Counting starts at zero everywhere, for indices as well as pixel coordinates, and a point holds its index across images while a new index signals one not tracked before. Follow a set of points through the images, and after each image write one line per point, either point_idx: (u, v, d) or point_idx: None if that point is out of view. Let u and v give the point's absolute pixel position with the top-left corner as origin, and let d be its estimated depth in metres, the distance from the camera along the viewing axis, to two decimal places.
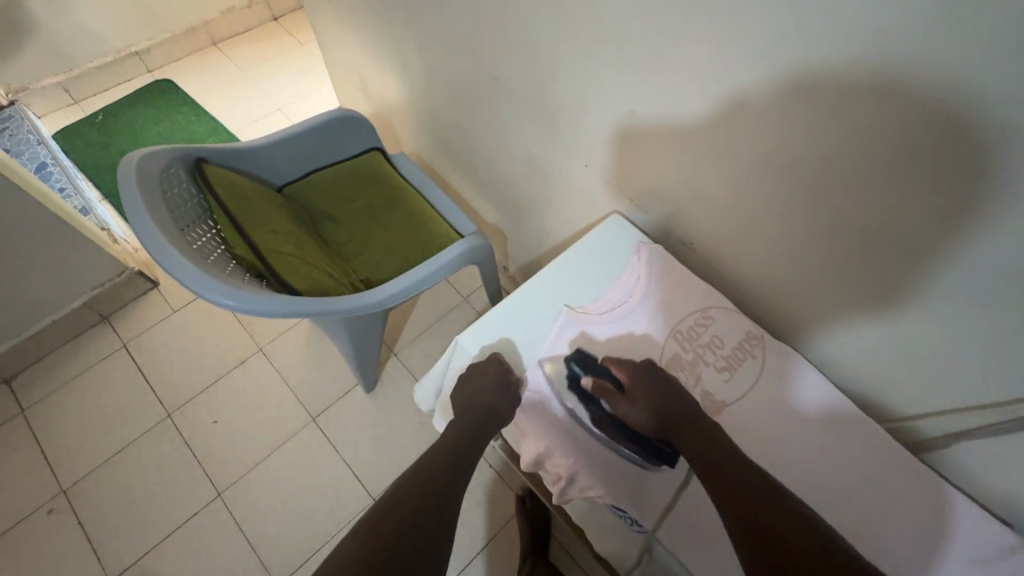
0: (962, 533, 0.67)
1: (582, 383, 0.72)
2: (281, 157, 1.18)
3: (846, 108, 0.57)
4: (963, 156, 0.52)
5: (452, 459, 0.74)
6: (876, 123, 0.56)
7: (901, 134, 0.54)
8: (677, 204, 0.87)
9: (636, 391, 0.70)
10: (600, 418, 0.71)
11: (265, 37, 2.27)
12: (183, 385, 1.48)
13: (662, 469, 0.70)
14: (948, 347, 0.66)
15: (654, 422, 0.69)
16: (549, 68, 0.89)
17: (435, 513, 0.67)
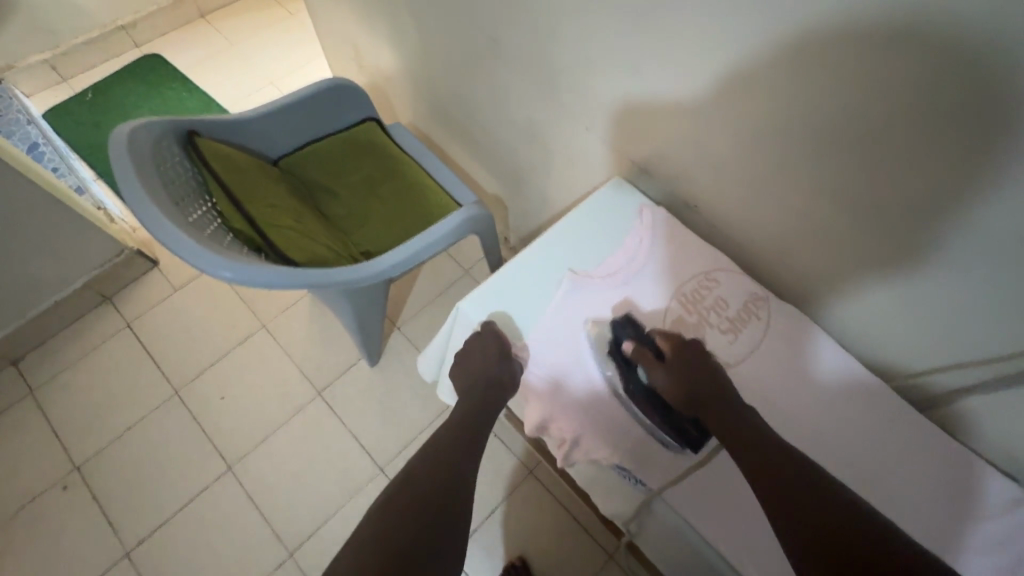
0: (965, 486, 0.68)
1: (623, 348, 0.72)
2: (274, 129, 1.15)
3: (858, 51, 0.54)
4: (987, 100, 0.49)
5: (465, 439, 0.76)
6: (892, 68, 0.52)
7: (920, 78, 0.51)
8: (679, 165, 0.85)
9: (677, 361, 0.70)
10: (633, 386, 0.71)
11: (254, 7, 2.20)
12: (189, 363, 1.49)
13: (684, 454, 0.68)
14: (957, 304, 0.64)
15: (681, 396, 0.68)
16: (546, 25, 0.85)
17: (452, 494, 0.70)
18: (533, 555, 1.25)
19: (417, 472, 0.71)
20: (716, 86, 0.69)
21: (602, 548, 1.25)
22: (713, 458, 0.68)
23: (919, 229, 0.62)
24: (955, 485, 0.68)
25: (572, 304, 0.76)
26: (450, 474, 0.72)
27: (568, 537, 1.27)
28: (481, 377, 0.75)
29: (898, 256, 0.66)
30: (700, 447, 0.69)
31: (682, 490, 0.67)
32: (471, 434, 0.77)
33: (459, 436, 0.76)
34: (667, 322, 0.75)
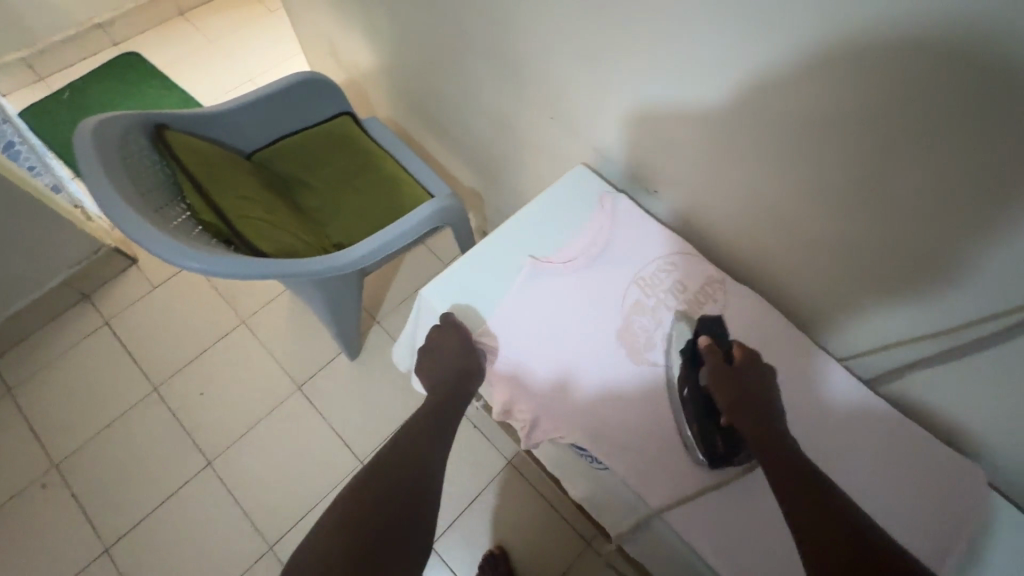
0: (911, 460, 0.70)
1: (698, 339, 0.72)
2: (246, 123, 1.16)
3: (796, 33, 0.55)
4: (910, 82, 0.50)
5: (435, 425, 0.78)
6: (825, 52, 0.54)
7: (850, 61, 0.53)
8: (635, 152, 0.86)
9: (741, 368, 0.68)
10: (691, 380, 0.70)
11: (234, 4, 2.19)
12: (168, 360, 1.49)
13: (700, 466, 0.68)
14: (894, 283, 0.67)
15: (728, 395, 0.65)
16: (509, 15, 0.86)
17: (420, 480, 0.72)
18: (512, 543, 1.27)
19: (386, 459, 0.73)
20: (668, 71, 0.70)
21: (580, 536, 1.26)
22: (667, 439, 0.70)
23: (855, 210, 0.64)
24: (900, 459, 0.70)
25: (534, 290, 0.77)
26: (418, 460, 0.74)
27: (548, 525, 1.28)
28: (449, 364, 0.75)
29: (844, 237, 0.68)
30: (716, 466, 0.67)
31: (636, 469, 0.68)
32: (442, 420, 0.78)
33: (429, 423, 0.78)
34: (627, 307, 0.77)
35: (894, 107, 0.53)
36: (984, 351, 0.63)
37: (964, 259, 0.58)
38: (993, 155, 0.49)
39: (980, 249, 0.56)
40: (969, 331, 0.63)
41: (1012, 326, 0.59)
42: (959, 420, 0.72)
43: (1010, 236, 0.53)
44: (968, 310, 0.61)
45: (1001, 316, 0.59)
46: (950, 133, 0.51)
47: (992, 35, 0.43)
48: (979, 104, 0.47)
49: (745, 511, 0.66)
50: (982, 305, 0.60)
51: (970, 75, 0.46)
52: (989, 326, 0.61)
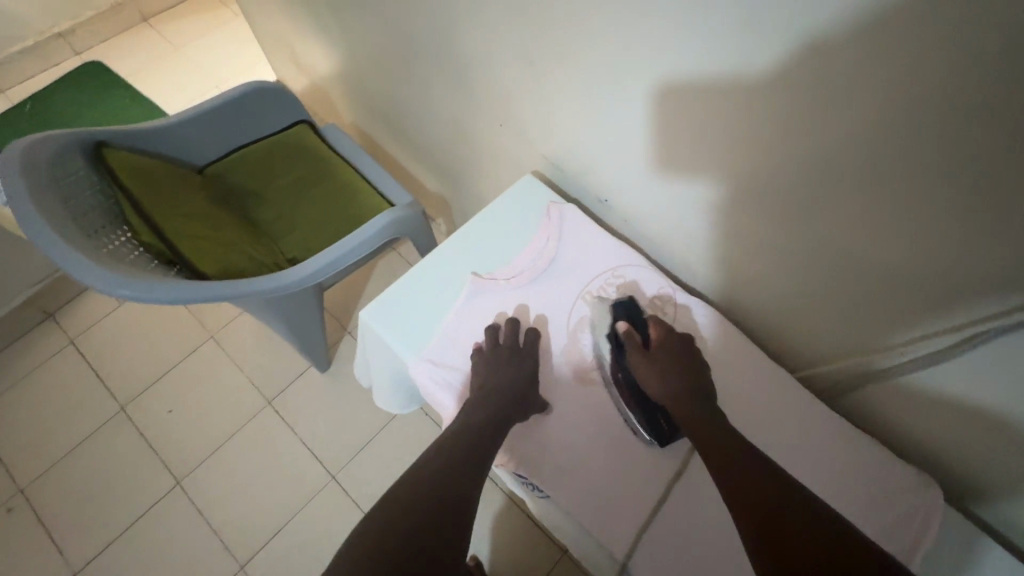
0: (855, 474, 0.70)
1: (617, 325, 0.72)
2: (195, 136, 1.12)
3: (730, 34, 0.53)
4: (844, 81, 0.49)
5: (472, 446, 0.62)
6: (759, 53, 0.52)
7: (784, 60, 0.51)
8: (586, 160, 0.84)
9: (659, 352, 0.69)
10: (619, 368, 0.71)
11: (199, 8, 2.14)
12: (135, 377, 1.46)
13: (654, 447, 0.69)
14: (850, 290, 0.64)
15: (656, 382, 0.67)
16: (452, 19, 0.84)
17: (454, 518, 0.53)
18: (485, 557, 1.24)
19: (412, 486, 0.56)
20: (612, 73, 0.68)
21: (555, 546, 1.24)
22: (609, 463, 0.69)
23: (805, 215, 0.62)
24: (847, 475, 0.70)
25: (476, 309, 0.75)
26: (451, 491, 0.56)
27: (523, 537, 1.26)
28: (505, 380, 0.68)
29: (799, 242, 0.65)
30: (667, 443, 0.68)
31: (577, 496, 0.67)
32: (481, 441, 0.63)
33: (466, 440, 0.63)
34: (573, 323, 0.76)
35: (842, 107, 0.50)
36: (954, 357, 0.60)
37: (916, 264, 0.56)
38: (934, 155, 0.47)
39: (931, 255, 0.54)
40: (941, 339, 0.59)
41: (997, 331, 0.54)
42: (921, 426, 0.70)
43: (960, 240, 0.51)
44: (950, 313, 0.57)
45: (984, 321, 0.54)
46: (888, 133, 0.49)
47: (933, 28, 0.41)
48: (921, 101, 0.45)
49: (697, 531, 0.64)
50: (962, 309, 0.55)
51: (907, 71, 0.44)
52: (971, 332, 0.56)
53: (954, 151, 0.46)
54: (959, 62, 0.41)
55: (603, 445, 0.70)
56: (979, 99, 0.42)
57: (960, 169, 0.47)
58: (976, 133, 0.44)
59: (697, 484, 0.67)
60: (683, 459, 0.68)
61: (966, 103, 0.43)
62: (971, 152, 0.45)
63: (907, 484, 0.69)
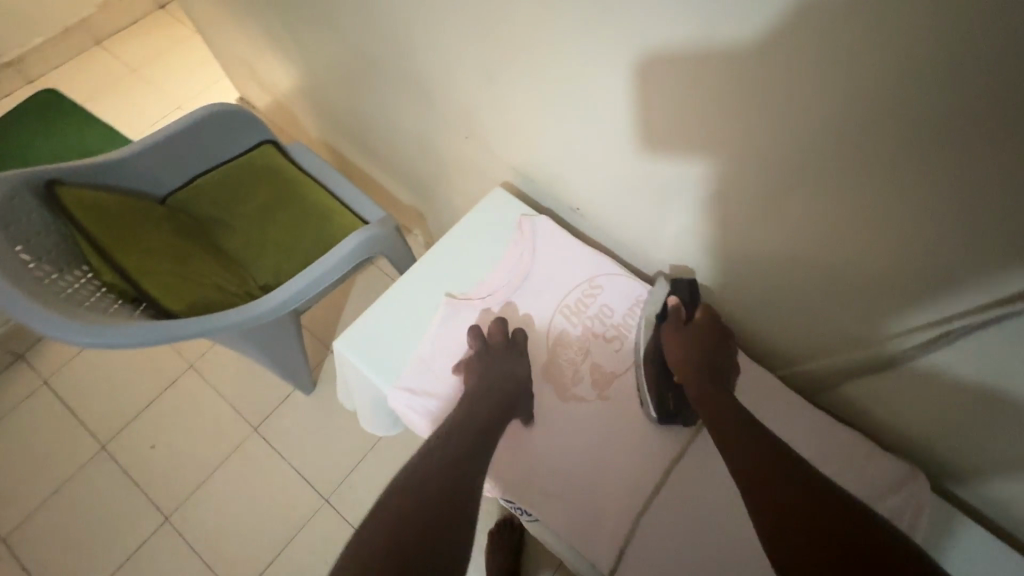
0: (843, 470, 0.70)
1: (668, 300, 0.73)
2: (155, 166, 1.09)
3: (685, 41, 0.53)
4: (799, 84, 0.49)
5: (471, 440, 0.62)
6: (713, 61, 0.52)
7: (738, 67, 0.51)
8: (555, 170, 0.83)
9: (697, 332, 0.71)
10: (651, 342, 0.73)
11: (155, 27, 2.08)
12: (114, 414, 1.42)
13: (650, 420, 0.71)
14: (823, 287, 0.65)
15: (684, 354, 0.70)
16: (409, 34, 0.82)
17: (460, 510, 0.53)
18: None
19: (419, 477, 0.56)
20: (572, 83, 0.67)
21: None
22: (598, 479, 0.68)
23: (774, 216, 0.62)
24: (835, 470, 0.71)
25: (453, 331, 0.74)
26: (456, 484, 0.56)
27: None
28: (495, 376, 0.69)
29: (770, 243, 0.66)
30: (663, 422, 0.70)
31: (567, 517, 0.67)
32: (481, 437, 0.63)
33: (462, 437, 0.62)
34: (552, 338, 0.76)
35: (805, 108, 0.50)
36: (935, 349, 0.60)
37: (889, 258, 0.56)
38: (893, 152, 0.48)
39: (902, 250, 0.54)
40: (922, 333, 0.59)
41: (986, 322, 0.53)
42: (906, 416, 0.70)
43: (929, 235, 0.51)
44: (936, 305, 0.56)
45: (971, 313, 0.54)
46: (847, 132, 0.49)
47: (882, 30, 0.41)
48: (874, 101, 0.46)
49: (689, 540, 0.64)
50: (946, 300, 0.55)
51: (858, 73, 0.45)
52: (957, 323, 0.55)
53: (911, 148, 0.47)
54: (916, 62, 0.42)
55: (589, 463, 0.69)
56: (929, 100, 0.43)
57: (920, 165, 0.47)
58: (938, 130, 0.44)
59: (685, 492, 0.67)
60: (670, 468, 0.68)
61: (917, 101, 0.43)
62: (927, 149, 0.46)
63: (895, 475, 0.69)
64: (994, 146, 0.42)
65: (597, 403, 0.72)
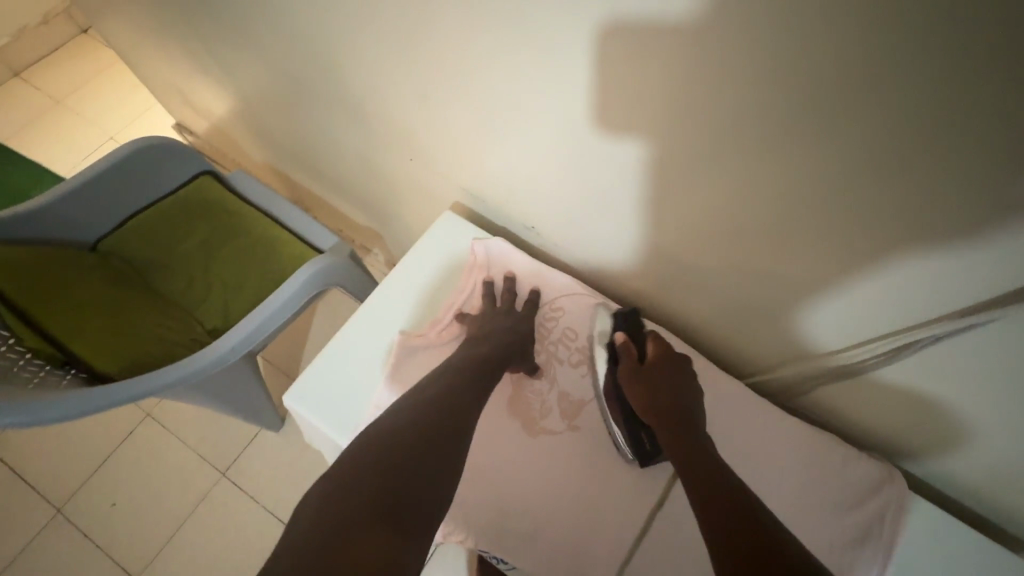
0: (821, 477, 0.70)
1: (614, 337, 0.72)
2: (82, 211, 1.01)
3: (614, 59, 0.51)
4: (733, 98, 0.48)
5: (443, 417, 0.57)
6: (643, 78, 0.51)
7: (671, 84, 0.50)
8: (506, 190, 0.81)
9: (652, 368, 0.68)
10: (610, 382, 0.71)
11: (78, 53, 1.95)
12: (68, 474, 1.33)
13: (633, 464, 0.68)
14: (789, 295, 0.64)
15: (642, 399, 0.66)
16: (339, 56, 0.79)
17: (421, 496, 0.48)
18: None
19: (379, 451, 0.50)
20: (510, 101, 0.65)
21: None
22: (575, 512, 0.66)
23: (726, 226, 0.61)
24: (811, 473, 0.70)
25: (410, 369, 0.72)
26: (425, 463, 0.51)
27: None
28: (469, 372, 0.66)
29: (725, 252, 0.64)
30: (647, 463, 0.68)
31: (545, 560, 0.65)
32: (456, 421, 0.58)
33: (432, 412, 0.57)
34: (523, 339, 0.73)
35: (754, 124, 0.49)
36: (907, 353, 0.60)
37: (850, 266, 0.56)
38: (831, 161, 0.47)
39: (861, 258, 0.54)
40: (893, 339, 0.59)
41: (956, 331, 0.54)
42: (880, 416, 0.71)
43: (877, 242, 0.51)
44: (904, 315, 0.57)
45: (948, 319, 0.53)
46: (786, 143, 0.48)
47: (806, 43, 0.41)
48: (807, 113, 0.45)
49: (672, 566, 0.64)
50: (915, 311, 0.55)
51: (789, 86, 0.44)
52: (930, 330, 0.55)
53: (847, 155, 0.46)
54: (860, 78, 0.40)
55: (563, 499, 0.67)
56: (858, 110, 0.42)
57: (859, 172, 0.47)
58: (878, 144, 0.44)
59: (664, 517, 0.66)
60: (647, 494, 0.67)
61: (847, 111, 0.43)
62: (863, 156, 0.45)
63: (872, 476, 0.69)
64: (943, 159, 0.42)
65: (567, 435, 0.70)
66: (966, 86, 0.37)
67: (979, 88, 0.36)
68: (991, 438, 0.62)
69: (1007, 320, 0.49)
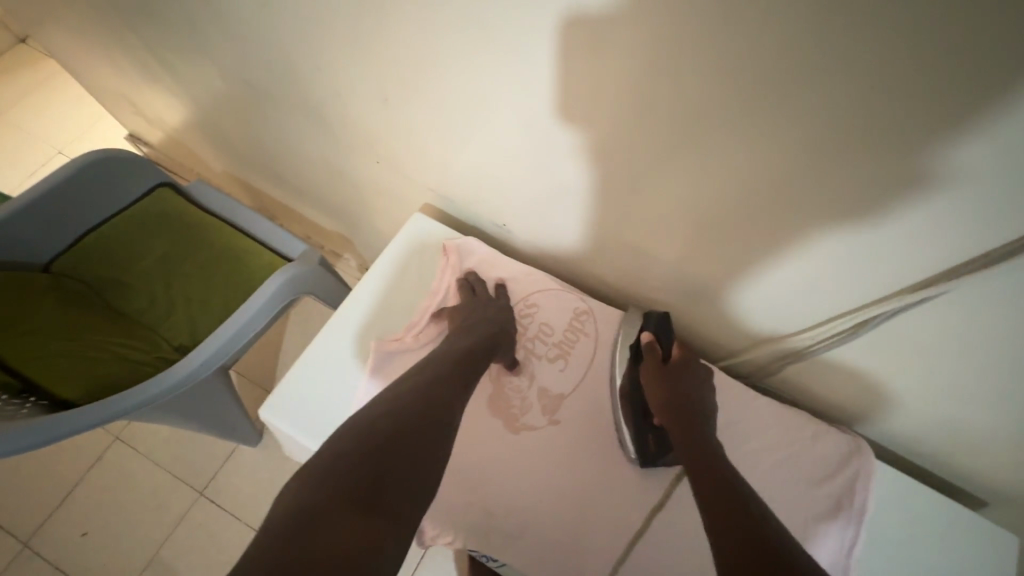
0: (796, 453, 0.72)
1: (640, 337, 0.73)
2: (32, 231, 0.96)
3: (569, 59, 0.52)
4: (685, 94, 0.49)
5: (426, 410, 0.56)
6: (599, 76, 0.52)
7: (626, 81, 0.51)
8: (475, 190, 0.81)
9: (676, 371, 0.70)
10: (628, 381, 0.72)
11: (14, 65, 1.85)
12: (34, 507, 1.27)
13: (633, 462, 0.69)
14: (755, 282, 0.66)
15: (664, 397, 0.68)
16: (294, 60, 0.77)
17: (401, 490, 0.47)
18: None
19: (361, 445, 0.49)
20: (472, 100, 0.65)
21: None
22: (561, 505, 0.67)
23: (690, 217, 0.62)
24: (787, 452, 0.72)
25: (389, 373, 0.71)
26: (407, 456, 0.50)
27: None
28: (447, 362, 0.65)
29: (689, 241, 0.66)
30: (648, 464, 0.68)
31: (533, 555, 0.65)
32: (443, 414, 0.57)
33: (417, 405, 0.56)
34: (507, 322, 0.74)
35: (713, 117, 0.50)
36: (867, 331, 0.62)
37: (808, 249, 0.58)
38: (780, 154, 0.50)
39: (819, 244, 0.56)
40: (851, 318, 0.62)
41: (909, 306, 0.56)
42: (840, 392, 0.74)
43: (830, 226, 0.54)
44: (862, 292, 0.59)
45: (901, 295, 0.56)
46: (738, 135, 0.50)
47: (748, 40, 0.42)
48: (755, 106, 0.47)
49: (657, 550, 0.66)
50: (871, 287, 0.58)
51: (736, 81, 0.46)
52: (884, 307, 0.58)
53: (795, 144, 0.48)
54: (809, 70, 0.42)
55: (549, 494, 0.68)
56: (802, 101, 0.45)
57: (809, 160, 0.49)
58: (824, 133, 0.46)
59: (648, 505, 0.68)
60: (630, 484, 0.69)
61: (792, 103, 0.45)
62: (807, 145, 0.48)
63: (842, 449, 0.72)
64: (889, 145, 0.44)
65: (549, 430, 0.71)
66: (903, 76, 0.39)
67: (914, 77, 0.39)
68: (948, 407, 0.65)
69: (954, 294, 0.52)
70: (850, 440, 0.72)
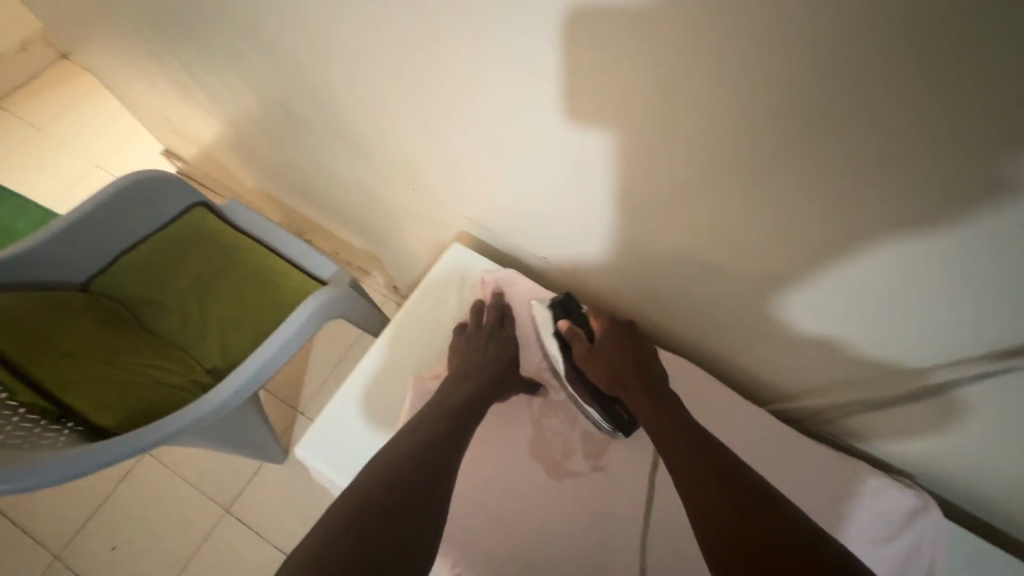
0: (860, 508, 0.69)
1: (558, 325, 0.73)
2: (72, 252, 0.97)
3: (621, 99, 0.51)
4: (746, 137, 0.47)
5: (433, 442, 0.58)
6: (653, 116, 0.50)
7: (682, 123, 0.49)
8: (518, 219, 0.80)
9: (604, 344, 0.70)
10: (568, 365, 0.72)
11: (59, 80, 1.90)
12: (66, 518, 1.28)
13: (618, 437, 0.70)
14: (835, 326, 0.63)
15: (604, 372, 0.69)
16: (333, 87, 0.77)
17: (417, 511, 0.49)
18: None
19: (376, 495, 0.49)
20: (517, 134, 0.64)
21: None
22: (604, 553, 0.65)
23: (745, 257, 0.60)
24: (850, 510, 0.69)
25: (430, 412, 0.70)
26: (421, 481, 0.52)
27: None
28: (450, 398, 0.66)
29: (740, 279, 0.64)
30: (629, 431, 0.70)
31: None
32: (446, 444, 0.58)
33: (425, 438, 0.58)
34: (500, 364, 0.72)
35: (783, 165, 0.48)
36: (963, 387, 0.58)
37: (897, 301, 0.54)
38: (847, 200, 0.47)
39: (908, 297, 0.53)
40: (943, 373, 0.58)
41: (999, 370, 0.53)
42: (908, 443, 0.71)
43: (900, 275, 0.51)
44: (947, 350, 0.56)
45: (998, 359, 0.52)
46: (801, 179, 0.48)
47: (818, 88, 0.40)
48: (821, 153, 0.45)
49: None
50: (958, 347, 0.55)
51: (802, 127, 0.44)
52: (979, 367, 0.54)
53: (865, 190, 0.46)
54: (883, 120, 0.40)
55: (591, 541, 0.65)
56: (873, 150, 0.42)
57: (880, 208, 0.46)
58: (896, 182, 0.43)
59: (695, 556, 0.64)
60: (678, 534, 0.65)
61: (862, 152, 0.43)
62: (877, 193, 0.45)
63: (908, 506, 0.69)
64: (972, 198, 0.41)
65: (593, 476, 0.69)
66: (990, 129, 0.36)
67: (1003, 130, 0.36)
68: None
69: None
70: (920, 500, 0.69)
